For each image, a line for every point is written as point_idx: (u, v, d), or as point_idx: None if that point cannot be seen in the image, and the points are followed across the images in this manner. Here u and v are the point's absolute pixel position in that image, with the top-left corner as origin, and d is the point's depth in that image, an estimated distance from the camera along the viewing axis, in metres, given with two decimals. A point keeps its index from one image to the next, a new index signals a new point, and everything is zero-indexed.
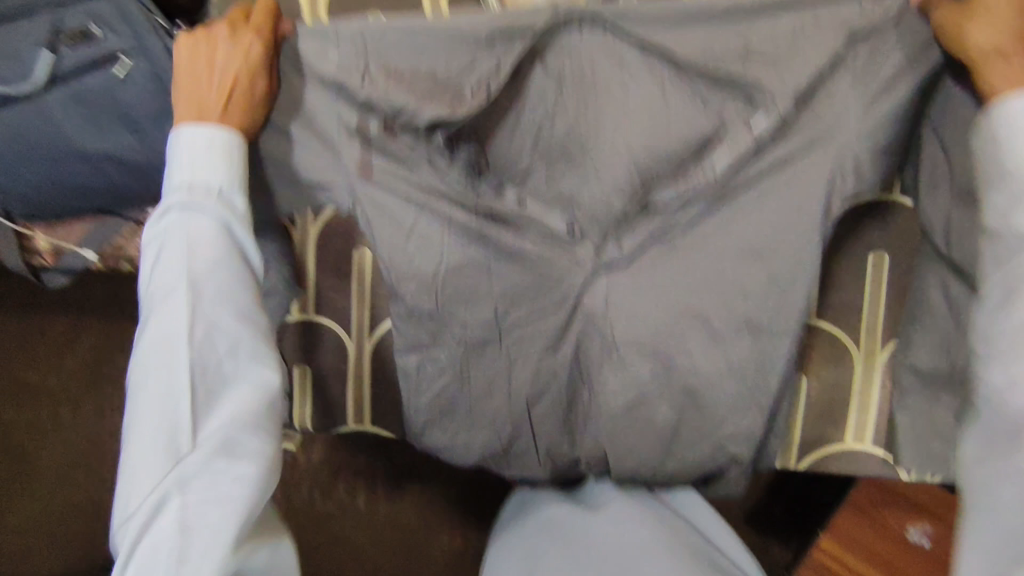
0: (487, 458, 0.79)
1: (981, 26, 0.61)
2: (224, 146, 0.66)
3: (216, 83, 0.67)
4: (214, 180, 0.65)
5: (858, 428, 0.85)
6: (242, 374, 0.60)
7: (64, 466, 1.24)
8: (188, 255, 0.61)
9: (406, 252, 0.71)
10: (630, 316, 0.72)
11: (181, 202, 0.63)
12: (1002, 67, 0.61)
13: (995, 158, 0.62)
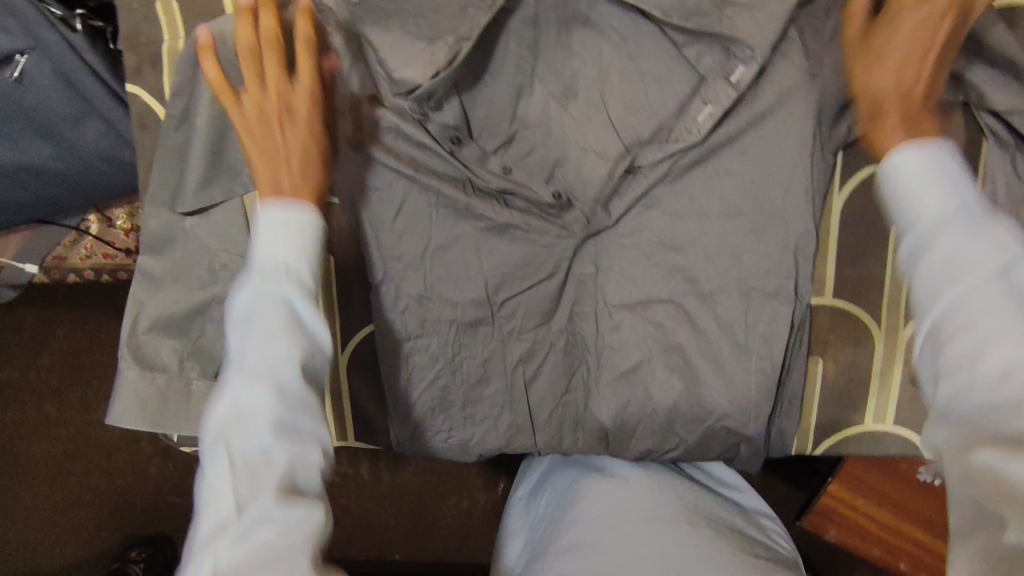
0: (484, 449, 0.75)
1: (869, 64, 0.56)
2: (309, 230, 0.54)
3: (294, 160, 0.58)
4: (287, 252, 0.52)
5: (884, 409, 0.72)
6: (299, 486, 0.46)
7: (112, 440, 1.44)
8: (247, 330, 0.48)
9: (395, 228, 0.70)
10: (619, 277, 0.71)
11: (254, 287, 0.50)
12: (880, 126, 0.53)
13: (895, 210, 0.48)
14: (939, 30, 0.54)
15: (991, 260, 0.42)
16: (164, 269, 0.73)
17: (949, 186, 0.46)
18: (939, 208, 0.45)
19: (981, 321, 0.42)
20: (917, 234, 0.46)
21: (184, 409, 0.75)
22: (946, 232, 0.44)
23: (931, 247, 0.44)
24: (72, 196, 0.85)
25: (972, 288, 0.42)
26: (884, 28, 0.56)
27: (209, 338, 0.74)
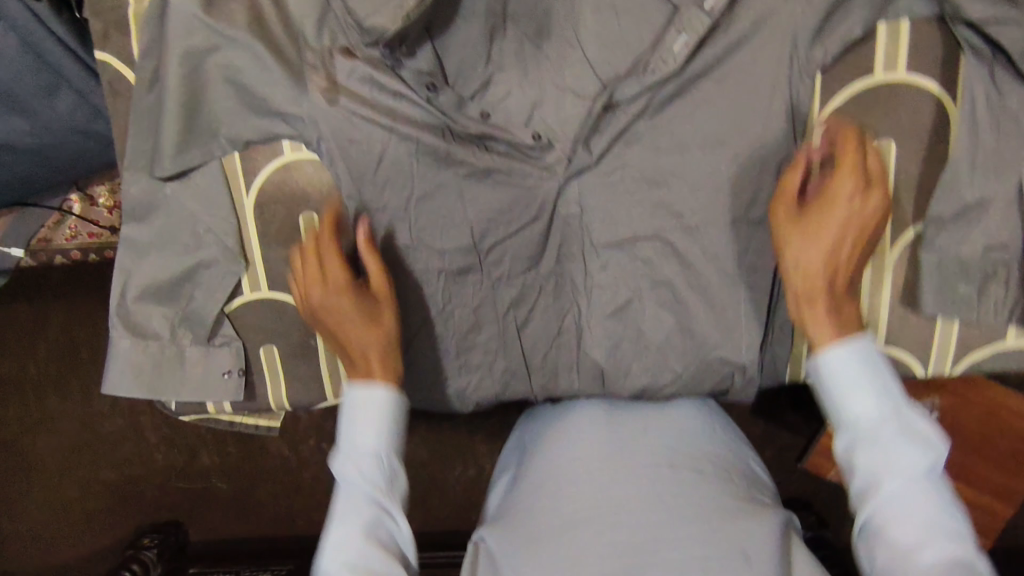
0: (481, 396, 0.76)
1: (799, 246, 0.64)
2: (398, 415, 0.68)
3: (354, 332, 0.69)
4: (371, 437, 0.66)
5: (876, 329, 0.72)
6: None
7: (118, 430, 1.46)
8: (349, 503, 0.63)
9: (377, 180, 0.69)
10: (604, 215, 0.71)
11: (357, 465, 0.64)
12: (812, 312, 0.63)
13: (832, 403, 0.61)
14: (859, 226, 0.64)
15: (906, 482, 0.56)
16: (148, 236, 0.73)
17: (877, 391, 0.59)
18: (868, 415, 0.59)
19: (905, 522, 0.55)
20: (850, 440, 0.59)
21: (179, 373, 0.75)
22: (871, 447, 0.58)
23: (864, 447, 0.58)
24: (53, 173, 0.83)
25: (896, 504, 0.56)
26: (814, 213, 0.64)
27: (199, 303, 0.75)
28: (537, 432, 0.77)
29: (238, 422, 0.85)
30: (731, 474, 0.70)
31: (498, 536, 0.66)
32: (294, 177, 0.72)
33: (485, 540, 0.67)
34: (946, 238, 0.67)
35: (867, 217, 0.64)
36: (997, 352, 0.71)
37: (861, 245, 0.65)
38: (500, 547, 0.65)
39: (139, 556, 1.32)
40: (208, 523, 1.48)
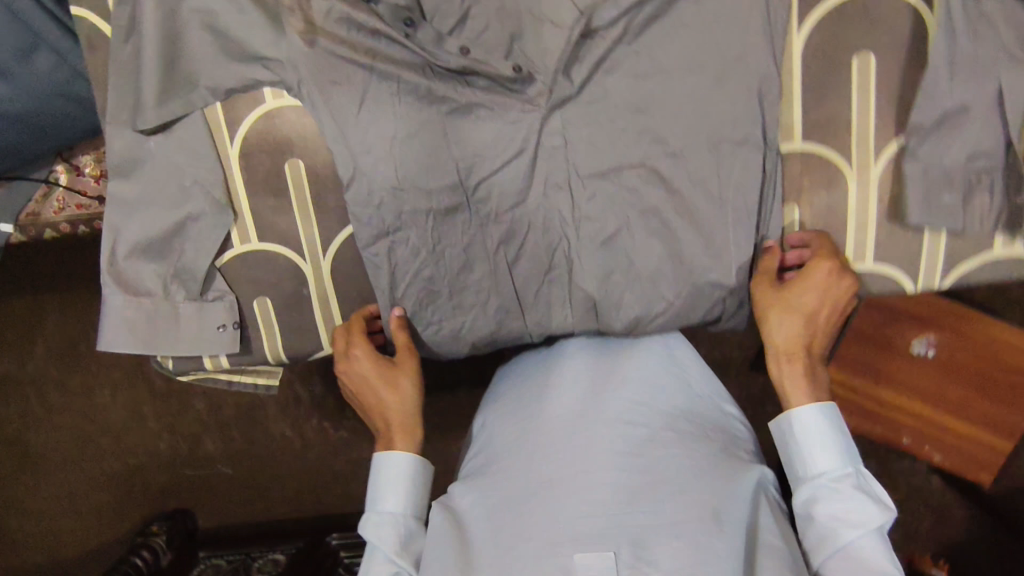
0: (478, 336, 0.77)
1: (778, 320, 0.70)
2: (419, 479, 0.76)
3: (387, 413, 0.77)
4: (393, 505, 0.74)
5: (863, 246, 0.73)
6: None
7: (121, 420, 1.45)
8: (377, 559, 0.71)
9: (360, 122, 0.69)
10: (587, 146, 0.71)
11: (383, 529, 0.72)
12: (786, 371, 0.71)
13: (798, 456, 0.69)
14: (830, 304, 0.70)
15: (862, 537, 0.63)
16: (135, 192, 0.73)
17: (837, 450, 0.67)
18: (830, 471, 0.67)
19: (855, 567, 0.62)
20: (811, 492, 0.67)
21: (174, 328, 0.76)
22: (827, 496, 0.66)
23: (823, 497, 0.66)
24: (36, 142, 0.82)
25: (848, 555, 0.63)
26: (794, 290, 0.70)
27: (190, 257, 0.75)
28: (521, 382, 0.80)
29: (236, 382, 0.86)
30: (705, 428, 0.73)
31: (470, 502, 0.71)
32: (277, 125, 0.72)
33: (457, 503, 0.72)
34: (928, 147, 0.67)
35: (837, 299, 0.70)
36: (984, 263, 0.72)
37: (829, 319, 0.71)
38: (473, 507, 0.70)
39: (150, 544, 1.36)
40: (217, 510, 1.50)
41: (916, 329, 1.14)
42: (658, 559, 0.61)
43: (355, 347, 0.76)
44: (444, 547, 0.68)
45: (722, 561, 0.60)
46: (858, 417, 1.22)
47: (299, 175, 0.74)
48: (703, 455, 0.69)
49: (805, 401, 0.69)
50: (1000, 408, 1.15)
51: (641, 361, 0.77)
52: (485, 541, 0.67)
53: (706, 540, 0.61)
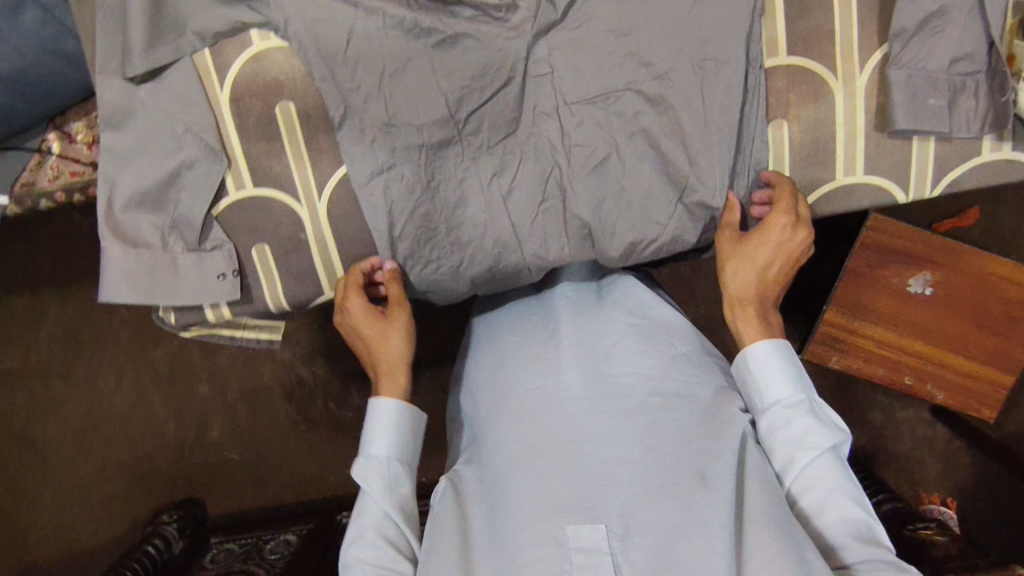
0: (478, 272, 0.78)
1: (734, 267, 0.73)
2: (407, 425, 0.78)
3: (382, 364, 0.79)
4: (387, 449, 0.77)
5: (852, 159, 0.73)
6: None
7: (128, 408, 1.45)
8: (374, 500, 0.74)
9: (347, 56, 0.69)
10: (573, 72, 0.72)
11: (372, 472, 0.75)
12: (741, 318, 0.74)
13: (755, 392, 0.73)
14: (789, 248, 0.72)
15: (817, 460, 0.68)
16: (127, 143, 0.73)
17: (789, 380, 0.71)
18: (784, 400, 0.71)
19: (814, 488, 0.68)
20: (769, 422, 0.71)
21: (174, 279, 0.76)
22: (784, 424, 0.70)
23: (785, 424, 0.69)
24: (27, 106, 0.83)
25: (806, 475, 0.68)
26: (751, 240, 0.71)
27: (186, 206, 0.75)
28: (497, 343, 0.84)
29: (239, 336, 0.88)
30: (690, 388, 0.76)
31: (471, 474, 0.76)
32: (265, 68, 0.73)
33: (459, 476, 0.77)
34: (911, 53, 0.68)
35: (796, 242, 0.72)
36: (971, 169, 0.73)
37: (787, 270, 0.74)
38: (476, 482, 0.75)
39: (162, 533, 1.32)
40: (225, 497, 1.46)
41: (913, 269, 1.15)
42: (648, 520, 0.66)
43: (350, 299, 0.78)
44: (446, 524, 0.72)
45: (714, 515, 0.64)
46: (869, 366, 1.17)
47: (290, 118, 0.74)
48: (687, 419, 0.72)
49: (757, 340, 0.72)
50: (1001, 340, 1.17)
51: (625, 329, 0.79)
52: (484, 514, 0.72)
53: (693, 499, 0.66)
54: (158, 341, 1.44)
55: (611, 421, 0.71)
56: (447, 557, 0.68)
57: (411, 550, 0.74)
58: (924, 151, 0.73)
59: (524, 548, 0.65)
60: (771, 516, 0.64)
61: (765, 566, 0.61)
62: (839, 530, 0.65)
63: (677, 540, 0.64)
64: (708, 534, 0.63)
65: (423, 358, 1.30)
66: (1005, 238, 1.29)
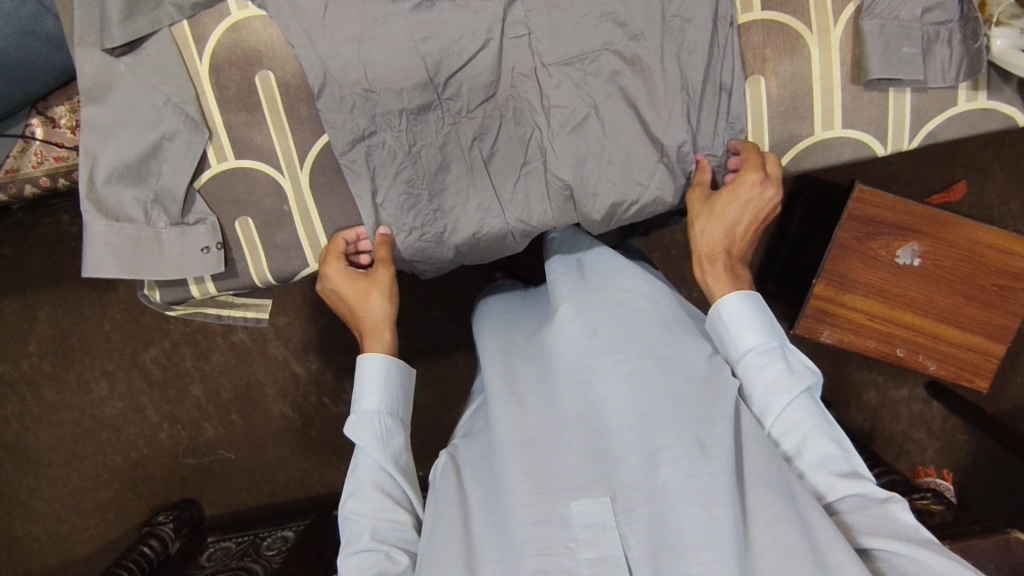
0: (462, 239, 0.77)
1: (702, 226, 0.73)
2: (397, 379, 0.78)
3: (368, 324, 0.79)
4: (379, 403, 0.76)
5: (830, 113, 0.74)
6: (394, 534, 0.71)
7: (119, 410, 1.42)
8: (370, 453, 0.74)
9: (325, 23, 0.70)
10: (550, 33, 0.72)
11: (365, 427, 0.75)
12: (709, 273, 0.72)
13: (728, 342, 0.69)
14: (757, 205, 0.72)
15: (793, 403, 0.66)
16: (107, 117, 0.73)
17: (761, 327, 0.68)
18: (757, 346, 0.67)
19: (794, 430, 0.65)
20: (744, 369, 0.67)
21: (158, 253, 0.76)
22: (759, 370, 0.67)
23: (759, 371, 0.66)
24: (9, 89, 0.84)
25: (783, 420, 0.65)
26: (721, 198, 0.72)
27: (168, 178, 0.75)
28: (481, 330, 0.78)
29: (226, 314, 0.88)
30: (680, 351, 0.65)
31: (470, 447, 0.68)
32: (244, 37, 0.73)
33: (458, 449, 0.70)
34: (883, 3, 0.70)
35: (765, 198, 0.72)
36: (945, 117, 0.75)
37: (753, 232, 0.74)
38: (471, 461, 0.67)
39: (157, 533, 1.33)
40: (221, 497, 1.46)
41: (902, 240, 1.13)
42: (648, 490, 0.58)
43: (331, 264, 0.79)
44: (447, 503, 0.64)
45: (716, 483, 0.56)
46: (860, 339, 1.17)
47: (269, 87, 0.75)
48: (683, 382, 0.62)
49: (728, 293, 0.70)
50: (993, 311, 1.17)
51: (605, 295, 0.70)
52: (483, 491, 0.64)
53: (693, 468, 0.57)
54: (146, 343, 1.40)
55: (607, 389, 0.62)
56: (449, 542, 0.60)
57: (409, 500, 0.75)
58: (899, 102, 0.74)
59: (526, 527, 0.57)
60: (770, 480, 0.58)
61: (769, 532, 0.55)
62: (823, 473, 0.63)
63: (673, 507, 0.55)
64: (708, 503, 0.55)
65: (415, 348, 1.29)
66: (991, 208, 1.29)
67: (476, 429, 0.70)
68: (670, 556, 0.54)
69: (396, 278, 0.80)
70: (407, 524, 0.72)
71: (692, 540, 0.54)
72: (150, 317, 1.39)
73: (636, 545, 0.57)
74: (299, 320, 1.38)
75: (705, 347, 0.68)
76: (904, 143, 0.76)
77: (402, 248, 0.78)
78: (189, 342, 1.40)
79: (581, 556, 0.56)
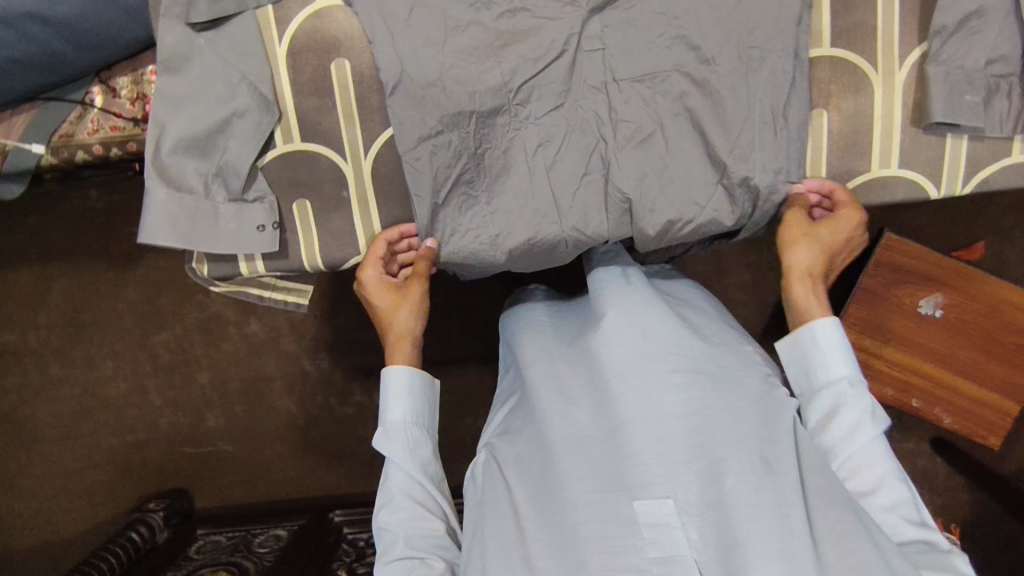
0: (514, 250, 0.76)
1: (805, 248, 0.74)
2: (423, 389, 0.78)
3: (395, 336, 0.80)
4: (406, 414, 0.77)
5: (888, 152, 0.77)
6: (429, 540, 0.71)
7: (122, 391, 1.40)
8: (403, 462, 0.75)
9: (411, 21, 0.72)
10: (627, 50, 0.74)
11: (392, 438, 0.75)
12: (805, 295, 0.74)
13: (816, 370, 0.71)
14: (850, 243, 0.77)
15: (873, 440, 0.67)
16: (181, 88, 0.74)
17: (851, 362, 0.70)
18: (848, 379, 0.69)
19: (868, 467, 0.66)
20: (834, 398, 0.69)
21: (214, 226, 0.77)
22: (847, 402, 0.68)
23: (846, 403, 0.68)
24: (79, 55, 0.84)
25: (862, 455, 0.67)
26: (825, 227, 0.75)
27: (233, 153, 0.75)
28: (519, 333, 0.78)
29: (268, 296, 0.88)
30: (731, 370, 0.66)
31: (511, 442, 0.68)
32: (325, 24, 0.75)
33: (497, 446, 0.70)
34: (950, 51, 0.72)
35: (858, 240, 0.77)
36: (999, 167, 0.77)
37: (836, 265, 0.79)
38: (515, 458, 0.67)
39: (148, 520, 1.30)
40: (217, 488, 1.44)
41: (927, 290, 1.14)
42: (710, 497, 0.59)
43: (365, 271, 0.79)
44: (497, 498, 0.65)
45: (787, 498, 0.57)
46: (877, 385, 1.18)
47: (344, 76, 0.76)
48: (738, 398, 0.63)
49: (821, 318, 0.72)
50: (1008, 370, 1.16)
51: (652, 302, 0.70)
52: (533, 486, 0.64)
53: (759, 485, 0.58)
54: (160, 326, 1.38)
55: (663, 394, 0.62)
56: (502, 542, 0.61)
57: (442, 508, 0.75)
58: (954, 148, 0.76)
59: (591, 526, 0.58)
60: (835, 495, 0.59)
61: (838, 547, 0.56)
62: (892, 514, 0.64)
63: (741, 517, 0.56)
64: (779, 516, 0.56)
65: (434, 354, 1.28)
66: (1015, 270, 1.31)
67: (516, 427, 0.70)
68: (739, 562, 0.55)
69: (428, 296, 0.81)
70: (442, 532, 0.72)
71: (763, 550, 0.55)
72: (165, 300, 1.37)
73: (704, 550, 0.58)
74: (315, 318, 1.35)
75: (760, 369, 0.68)
76: (958, 188, 0.78)
77: (442, 260, 0.78)
78: (202, 329, 1.38)
79: (649, 555, 0.57)
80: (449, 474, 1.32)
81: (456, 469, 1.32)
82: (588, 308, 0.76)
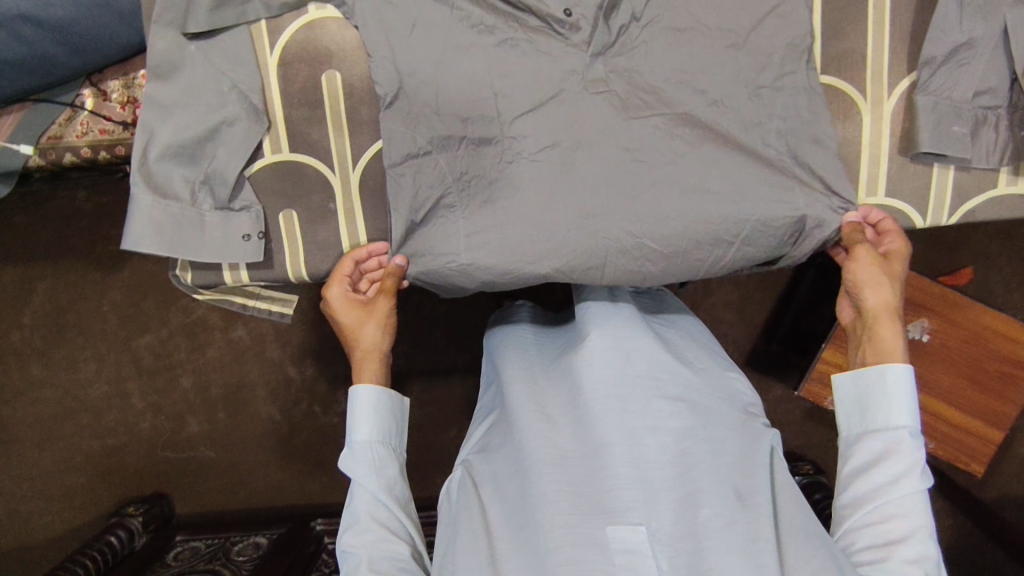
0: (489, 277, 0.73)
1: (884, 286, 0.73)
2: (390, 409, 0.77)
3: (361, 354, 0.78)
4: (372, 434, 0.75)
5: (874, 181, 0.77)
6: (395, 565, 0.69)
7: (104, 394, 1.39)
8: (371, 483, 0.73)
9: (404, 35, 0.72)
10: (619, 70, 0.74)
11: (357, 458, 0.74)
12: (888, 333, 0.72)
13: (875, 411, 0.69)
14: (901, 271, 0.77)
15: (915, 494, 0.65)
16: (171, 94, 0.73)
17: (914, 415, 0.68)
18: (908, 429, 0.67)
19: (903, 516, 0.64)
20: (887, 441, 0.67)
21: (198, 236, 0.76)
22: (899, 449, 0.67)
23: (900, 449, 0.66)
24: (71, 58, 0.84)
25: (898, 502, 0.65)
26: (895, 261, 0.74)
27: (221, 162, 0.76)
28: (502, 350, 0.78)
29: (252, 305, 0.88)
30: (711, 399, 0.66)
31: (488, 462, 0.68)
32: (318, 36, 0.76)
33: (474, 465, 0.69)
34: (938, 82, 0.73)
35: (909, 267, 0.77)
36: (984, 197, 0.78)
37: None
38: (491, 478, 0.66)
39: (126, 525, 1.28)
40: (195, 496, 1.42)
41: (913, 314, 1.15)
42: (684, 527, 0.58)
43: (331, 287, 0.78)
44: (469, 516, 0.64)
45: (759, 531, 0.58)
46: None
47: (335, 88, 0.77)
48: (717, 429, 0.63)
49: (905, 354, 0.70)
50: (993, 398, 1.15)
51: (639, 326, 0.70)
52: (507, 505, 0.63)
53: (734, 517, 0.58)
54: (144, 329, 1.37)
55: (645, 420, 0.62)
56: (474, 561, 0.61)
57: (407, 530, 0.73)
58: (939, 177, 0.77)
59: (564, 549, 0.57)
60: (806, 529, 0.59)
61: None
62: (913, 567, 0.61)
63: (712, 552, 0.57)
64: (750, 550, 0.57)
65: (420, 366, 1.27)
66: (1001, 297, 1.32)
67: (493, 445, 0.69)
68: None
69: (394, 311, 0.79)
70: (408, 556, 0.70)
71: None
72: (151, 303, 1.36)
73: None
74: (303, 325, 1.35)
75: (736, 398, 0.69)
76: (943, 218, 0.78)
77: (411, 278, 0.76)
78: (187, 333, 1.37)
79: None
80: (431, 486, 1.31)
81: (438, 481, 1.31)
82: (573, 331, 0.76)
